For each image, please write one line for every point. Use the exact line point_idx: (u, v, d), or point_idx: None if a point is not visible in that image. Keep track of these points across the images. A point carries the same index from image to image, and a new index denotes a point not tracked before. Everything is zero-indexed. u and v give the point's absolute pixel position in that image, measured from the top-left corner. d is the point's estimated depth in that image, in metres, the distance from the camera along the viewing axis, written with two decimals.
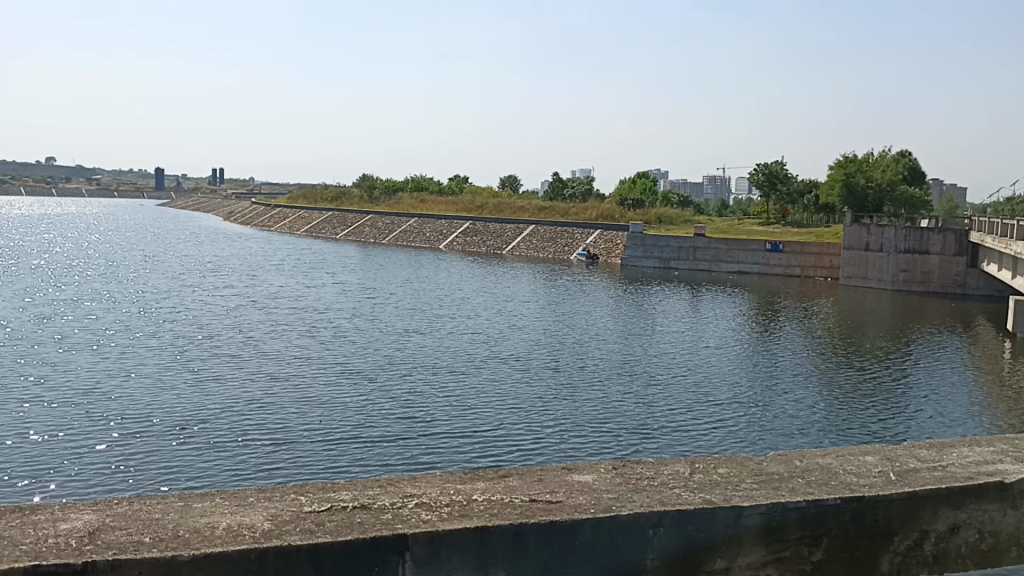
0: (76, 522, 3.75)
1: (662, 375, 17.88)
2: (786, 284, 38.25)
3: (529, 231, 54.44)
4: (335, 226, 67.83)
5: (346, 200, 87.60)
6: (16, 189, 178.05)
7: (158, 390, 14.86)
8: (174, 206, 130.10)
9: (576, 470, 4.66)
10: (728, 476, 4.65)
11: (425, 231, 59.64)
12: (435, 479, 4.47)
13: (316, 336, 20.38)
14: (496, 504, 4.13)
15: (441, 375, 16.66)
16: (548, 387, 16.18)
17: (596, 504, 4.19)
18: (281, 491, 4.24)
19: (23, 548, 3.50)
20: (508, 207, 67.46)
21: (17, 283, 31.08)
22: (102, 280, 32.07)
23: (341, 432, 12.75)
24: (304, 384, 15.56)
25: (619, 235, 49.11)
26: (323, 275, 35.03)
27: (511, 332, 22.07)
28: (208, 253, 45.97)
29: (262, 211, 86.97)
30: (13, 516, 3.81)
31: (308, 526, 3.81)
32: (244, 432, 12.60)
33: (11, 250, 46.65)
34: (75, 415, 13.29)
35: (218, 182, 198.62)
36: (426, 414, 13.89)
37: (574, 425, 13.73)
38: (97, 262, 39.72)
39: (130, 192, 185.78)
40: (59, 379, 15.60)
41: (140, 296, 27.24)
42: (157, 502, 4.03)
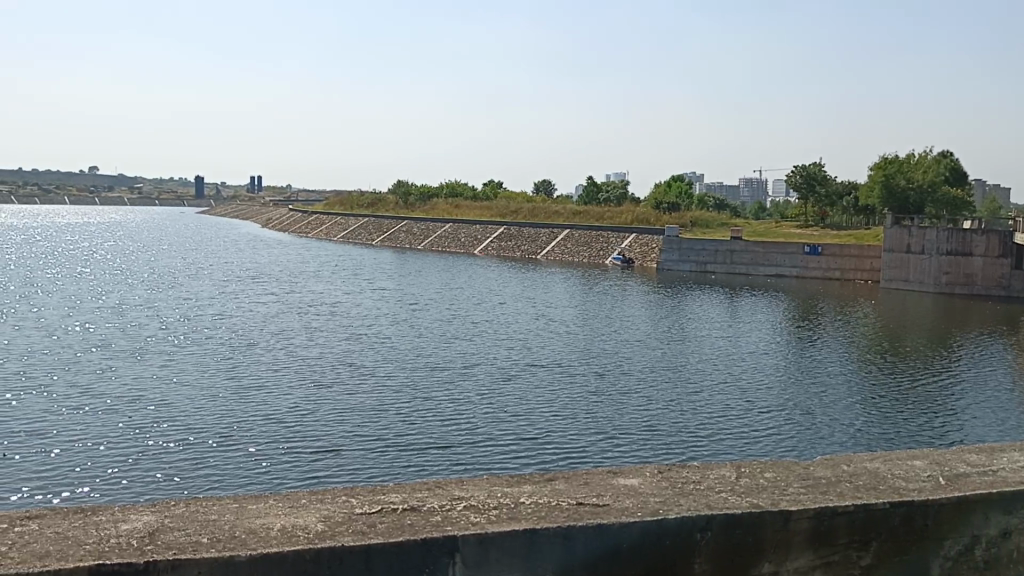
0: (136, 522, 3.86)
1: (704, 380, 17.76)
2: (825, 286, 37.82)
3: (564, 236, 54.33)
4: (371, 231, 68.44)
5: (382, 207, 88.26)
6: (61, 199, 181.94)
7: (200, 397, 15.12)
8: (213, 214, 132.03)
9: (622, 473, 4.69)
10: (775, 479, 4.64)
11: (461, 236, 59.90)
12: (482, 482, 4.52)
13: (357, 343, 20.57)
14: (543, 506, 4.18)
15: (481, 381, 16.72)
16: (592, 393, 16.14)
17: (642, 508, 4.22)
18: (332, 493, 4.33)
19: (86, 548, 3.61)
20: (543, 212, 67.35)
21: (61, 291, 31.64)
22: (143, 288, 32.53)
23: (383, 438, 12.87)
24: (345, 390, 15.71)
25: (655, 238, 48.89)
26: (360, 281, 35.30)
27: (551, 338, 22.08)
28: (247, 260, 46.48)
29: (299, 218, 87.98)
30: (75, 517, 3.93)
31: (360, 528, 3.88)
32: (287, 438, 12.78)
33: (54, 259, 47.51)
34: (122, 422, 13.57)
35: (257, 188, 201.41)
36: (465, 420, 13.96)
37: (614, 431, 13.69)
38: (138, 270, 40.32)
39: (170, 200, 188.64)
40: (104, 386, 15.95)
41: (181, 304, 27.71)
42: (213, 503, 4.13)
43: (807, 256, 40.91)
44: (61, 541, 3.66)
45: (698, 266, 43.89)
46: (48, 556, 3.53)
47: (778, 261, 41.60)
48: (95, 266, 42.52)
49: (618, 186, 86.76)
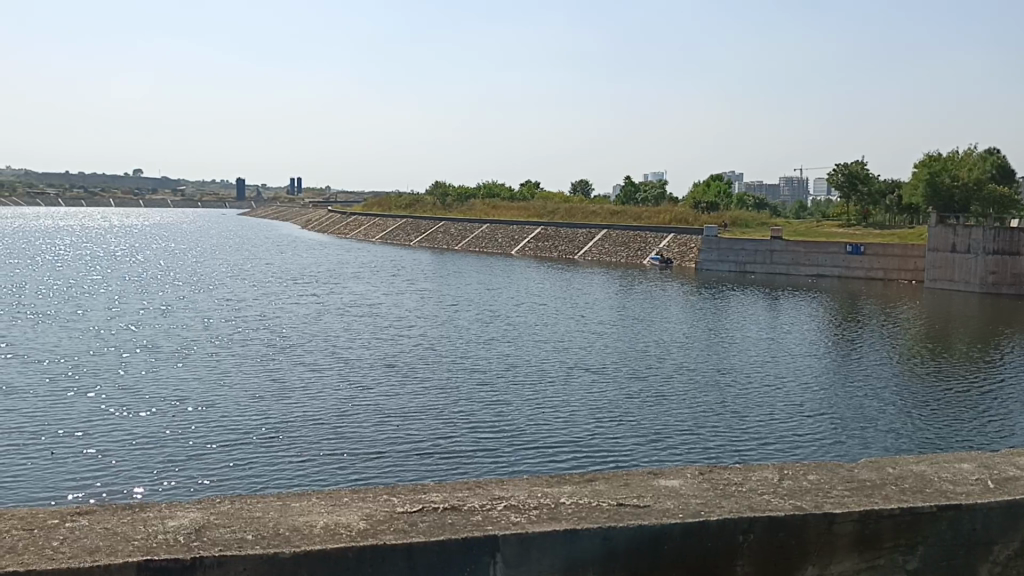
0: (182, 519, 3.93)
1: (746, 382, 17.57)
2: (867, 286, 37.28)
3: (602, 236, 54.18)
4: (409, 232, 68.84)
5: (420, 208, 88.70)
6: (106, 202, 185.79)
7: (242, 398, 15.31)
8: (254, 215, 133.87)
9: (663, 475, 4.66)
10: (819, 482, 4.59)
11: (498, 236, 59.98)
12: (521, 482, 4.53)
13: (397, 344, 20.69)
14: (584, 507, 4.17)
15: (521, 382, 16.72)
16: (633, 395, 16.04)
17: (684, 509, 4.19)
18: (374, 492, 4.37)
19: (135, 544, 3.68)
20: (580, 213, 67.20)
21: (107, 293, 32.27)
22: (186, 290, 33.08)
23: (422, 439, 12.92)
24: (384, 391, 15.82)
25: (694, 238, 48.53)
26: (399, 283, 35.56)
27: (590, 339, 22.01)
28: (287, 262, 47.02)
29: (338, 219, 88.78)
30: (123, 514, 4.00)
31: (402, 526, 3.91)
32: (327, 439, 12.89)
33: (99, 261, 48.50)
34: (165, 423, 13.79)
35: (297, 189, 204.01)
36: (504, 421, 13.96)
37: (653, 432, 13.62)
38: (181, 272, 41.02)
39: (211, 202, 191.32)
40: (149, 387, 16.23)
41: (224, 305, 28.10)
42: (258, 501, 4.19)
43: (849, 255, 40.32)
44: (111, 537, 3.73)
45: (738, 266, 43.49)
46: (99, 551, 3.60)
47: (819, 261, 41.06)
48: (140, 268, 43.34)
49: (656, 185, 86.26)
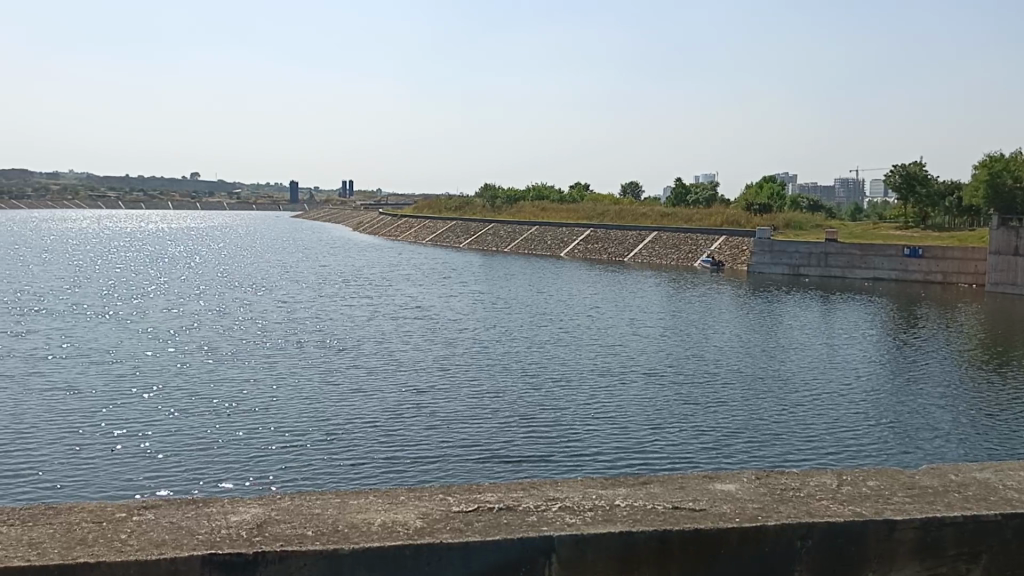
0: (245, 514, 4.02)
1: (803, 388, 17.21)
2: (926, 290, 36.44)
3: (652, 238, 53.89)
4: (459, 234, 69.30)
5: (470, 210, 89.21)
6: (164, 203, 190.32)
7: (298, 399, 15.55)
8: (306, 217, 136.27)
9: (719, 478, 4.63)
10: (879, 488, 4.51)
11: (548, 239, 60.04)
12: (576, 483, 4.53)
13: (449, 347, 20.75)
14: (638, 509, 4.17)
15: (572, 386, 16.64)
16: (687, 401, 15.81)
17: (740, 514, 4.16)
18: (430, 492, 4.41)
19: (199, 538, 3.77)
20: (631, 215, 66.90)
21: (164, 295, 33.07)
22: (240, 291, 33.71)
23: (474, 441, 13.00)
24: (437, 394, 15.94)
25: (746, 241, 47.99)
26: (451, 285, 35.80)
27: (643, 343, 21.82)
28: (339, 263, 47.67)
29: (389, 221, 89.74)
30: (187, 508, 4.10)
31: (457, 526, 3.94)
32: (379, 440, 13.02)
33: (158, 263, 49.72)
34: (224, 423, 14.08)
35: (349, 192, 206.37)
36: (556, 424, 13.96)
37: (705, 437, 13.52)
38: (236, 274, 41.83)
39: (266, 204, 194.87)
40: (205, 388, 16.58)
41: (279, 307, 28.59)
42: (317, 498, 4.26)
43: (907, 257, 39.47)
44: (177, 531, 3.83)
45: (791, 269, 42.88)
46: (165, 544, 3.70)
47: (876, 263, 40.27)
48: (197, 270, 44.27)
49: (707, 187, 85.42)
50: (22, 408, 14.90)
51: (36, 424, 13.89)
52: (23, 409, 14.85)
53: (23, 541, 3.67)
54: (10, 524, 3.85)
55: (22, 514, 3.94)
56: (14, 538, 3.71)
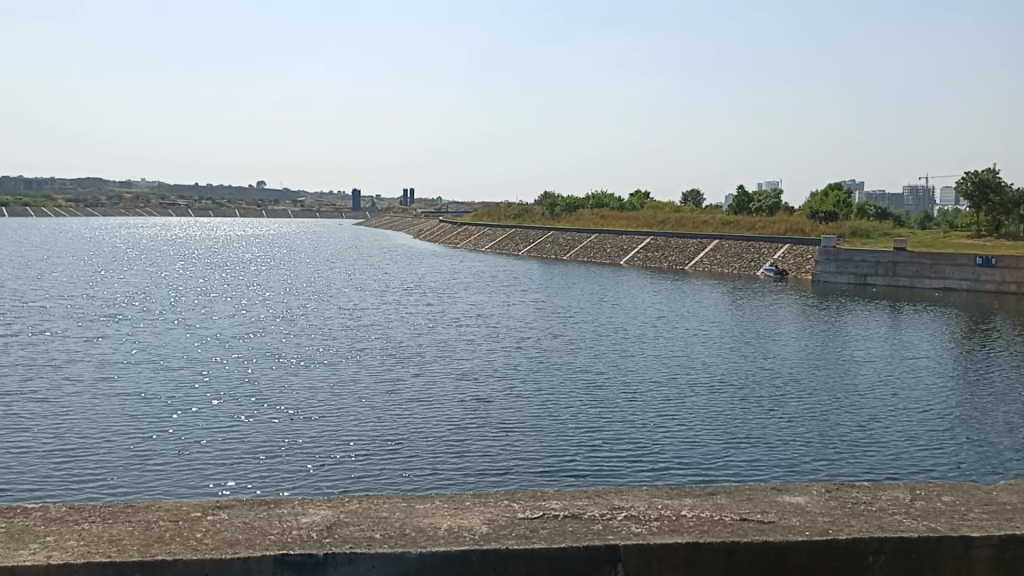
0: (315, 516, 4.09)
1: (876, 403, 16.65)
2: (1000, 301, 35.29)
3: (713, 247, 53.34)
4: (518, 242, 69.55)
5: (530, 217, 89.34)
6: (231, 211, 195.27)
7: (362, 406, 15.78)
8: (368, 226, 138.18)
9: (787, 491, 4.56)
10: (954, 504, 4.39)
11: (607, 247, 59.84)
12: (642, 493, 4.50)
13: (510, 356, 20.74)
14: (706, 520, 4.13)
15: (635, 398, 16.45)
16: (754, 414, 15.45)
17: (811, 527, 4.09)
18: (495, 498, 4.43)
19: (271, 538, 3.85)
20: (692, 222, 66.23)
21: (230, 301, 33.89)
22: (304, 298, 34.37)
23: (534, 450, 13.03)
24: (498, 402, 16.02)
25: (811, 249, 47.14)
26: (511, 293, 35.94)
27: (707, 355, 21.44)
28: (400, 271, 48.20)
29: (448, 229, 90.47)
30: (259, 509, 4.19)
31: (523, 532, 3.96)
32: (440, 449, 13.09)
33: (224, 270, 51.00)
34: (290, 428, 14.36)
35: (409, 201, 208.55)
36: (617, 435, 13.91)
37: (768, 449, 13.32)
38: (300, 281, 42.58)
39: (329, 212, 198.21)
40: (270, 394, 16.90)
41: (342, 314, 29.02)
42: (384, 501, 4.32)
43: (979, 267, 38.31)
44: (250, 531, 3.92)
45: (857, 278, 41.97)
46: (238, 544, 3.79)
47: (946, 273, 39.21)
48: (262, 278, 45.20)
49: (770, 195, 84.10)
50: (98, 412, 15.41)
51: (108, 428, 14.33)
52: (96, 413, 15.33)
53: (104, 538, 3.80)
54: (91, 520, 3.98)
55: (103, 512, 4.08)
56: (96, 533, 3.84)
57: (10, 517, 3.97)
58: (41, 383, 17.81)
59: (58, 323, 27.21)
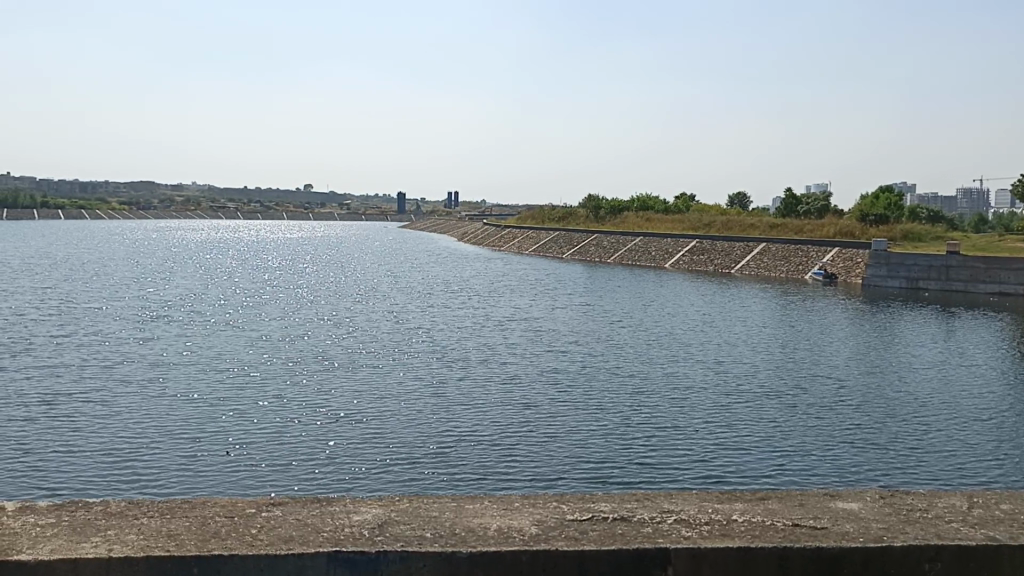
0: (367, 514, 4.13)
1: (932, 412, 16.23)
2: None
3: (759, 250, 52.77)
4: (562, 245, 69.43)
5: (574, 220, 89.23)
6: (279, 214, 198.04)
7: (409, 408, 15.93)
8: (415, 228, 139.20)
9: (840, 497, 4.49)
10: (1013, 512, 4.30)
11: (652, 250, 59.51)
12: (692, 496, 4.48)
13: (556, 361, 20.70)
14: (757, 525, 4.09)
15: (683, 404, 16.30)
16: (806, 422, 15.20)
17: (865, 533, 4.03)
18: (544, 499, 4.43)
19: (323, 535, 3.90)
20: (738, 225, 65.60)
21: (278, 304, 34.38)
22: (351, 301, 34.75)
23: (581, 454, 13.05)
24: (544, 406, 16.06)
25: (861, 253, 46.38)
26: (555, 296, 35.94)
27: (758, 361, 21.12)
28: (445, 274, 48.44)
29: (492, 232, 90.69)
30: (312, 506, 4.25)
31: (573, 534, 3.96)
32: (484, 453, 13.11)
33: (273, 272, 51.73)
34: (338, 429, 14.55)
35: (453, 203, 209.36)
36: (663, 440, 13.86)
37: (817, 456, 13.17)
38: (346, 284, 43.09)
39: (375, 215, 200.00)
40: (316, 396, 17.08)
41: (388, 317, 29.27)
42: (434, 501, 4.35)
43: None
44: (303, 527, 3.98)
45: (908, 282, 41.18)
46: (292, 540, 3.85)
47: (1001, 278, 38.37)
48: (309, 280, 45.76)
49: (818, 197, 82.83)
50: (153, 412, 15.77)
51: (161, 428, 14.65)
52: (147, 414, 15.65)
53: (161, 532, 3.89)
54: (149, 515, 4.08)
55: (161, 507, 4.17)
56: (154, 528, 3.93)
57: (71, 512, 4.08)
58: (95, 384, 18.23)
59: (112, 324, 27.85)
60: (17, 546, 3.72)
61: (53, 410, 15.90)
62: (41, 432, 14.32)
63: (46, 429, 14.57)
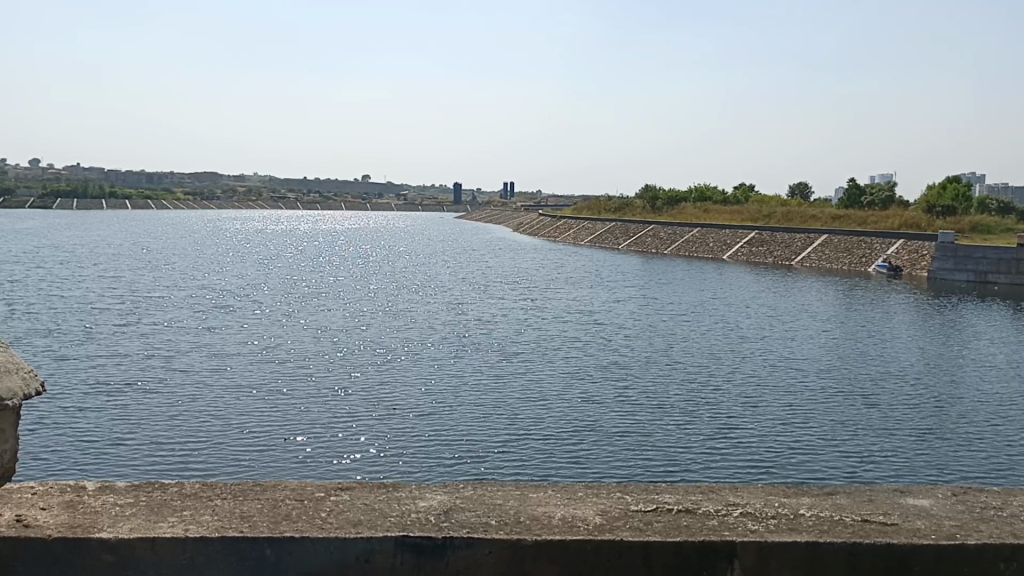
0: (432, 501, 4.19)
1: (1004, 411, 15.66)
2: None
3: (821, 242, 51.79)
4: (618, 236, 68.99)
5: (630, 211, 88.54)
6: (338, 206, 200.44)
7: (468, 400, 16.04)
8: (472, 218, 139.51)
9: (911, 493, 4.40)
10: None
11: (710, 241, 58.78)
12: (757, 490, 4.43)
13: (615, 354, 20.56)
14: (825, 520, 4.03)
15: (745, 400, 16.07)
16: (872, 420, 14.83)
17: (937, 531, 3.95)
18: (607, 489, 4.43)
19: (391, 520, 3.97)
20: (798, 216, 64.39)
21: (336, 295, 34.85)
22: (408, 292, 35.08)
23: (639, 449, 13.01)
24: (603, 399, 16.04)
25: (927, 245, 45.17)
26: (611, 289, 35.81)
27: (824, 356, 20.58)
28: (501, 266, 48.54)
29: (549, 223, 90.48)
30: (379, 491, 4.32)
31: (637, 524, 3.96)
32: (542, 447, 13.11)
33: (331, 263, 52.47)
34: (399, 420, 14.73)
35: (508, 193, 209.74)
36: (723, 435, 13.74)
37: (883, 454, 12.93)
38: (403, 275, 43.50)
39: (432, 206, 200.95)
40: (376, 387, 17.29)
41: (446, 308, 29.43)
42: (498, 489, 4.38)
43: None
44: (371, 512, 4.05)
45: (976, 275, 40.02)
46: (361, 524, 3.92)
47: None
48: (365, 271, 46.27)
49: (884, 188, 80.93)
50: (220, 401, 16.17)
51: (228, 417, 15.00)
52: (208, 403, 15.99)
53: (235, 514, 3.99)
54: (223, 497, 4.19)
55: (234, 490, 4.27)
56: (228, 510, 4.04)
57: (149, 492, 4.21)
58: (162, 373, 18.71)
59: (177, 314, 28.54)
60: (99, 524, 3.86)
61: (119, 399, 16.36)
62: (111, 421, 14.76)
63: (114, 417, 15.01)
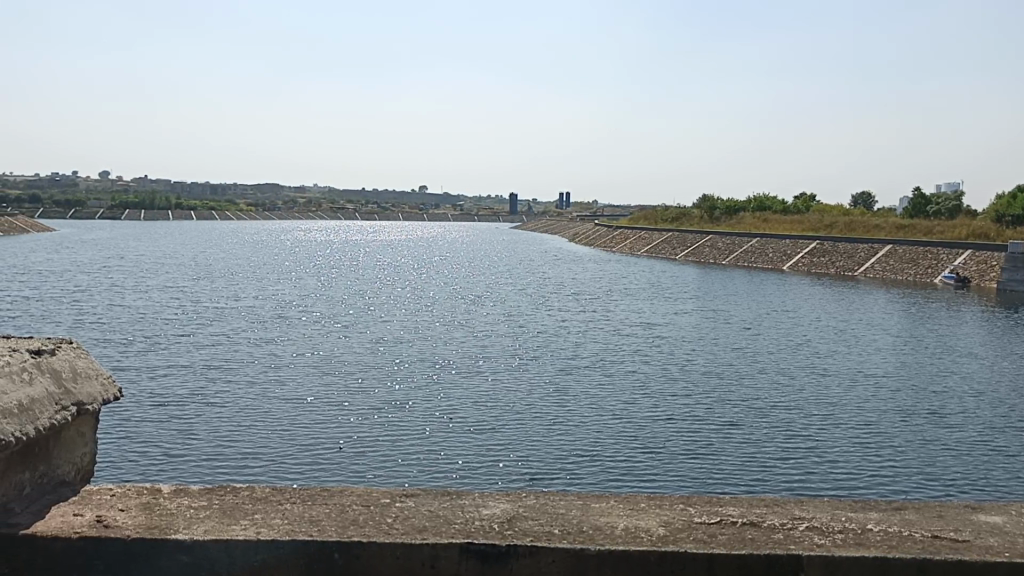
0: (496, 509, 4.23)
1: None
2: None
3: (885, 252, 50.77)
4: (676, 246, 68.51)
5: (689, 221, 87.88)
6: (396, 216, 203.18)
7: (525, 411, 16.13)
8: (530, 228, 139.86)
9: (982, 509, 4.30)
10: None
11: (770, 252, 58.00)
12: (824, 504, 4.37)
13: (673, 367, 20.43)
14: (894, 536, 3.97)
15: (808, 413, 15.83)
16: (940, 434, 14.49)
17: (1010, 548, 3.87)
18: (670, 500, 4.42)
19: (456, 527, 4.02)
20: (861, 225, 63.16)
21: (395, 305, 35.35)
22: (464, 303, 35.37)
23: (699, 462, 12.94)
24: (662, 411, 15.97)
25: (996, 256, 43.93)
26: (670, 300, 35.61)
27: (891, 371, 20.04)
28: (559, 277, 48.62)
29: (605, 233, 90.17)
30: (443, 498, 4.39)
31: (701, 536, 3.95)
32: (601, 458, 13.13)
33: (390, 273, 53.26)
34: (459, 430, 14.88)
35: (563, 204, 209.47)
36: (786, 449, 13.58)
37: (952, 469, 12.63)
38: (461, 285, 43.99)
39: (488, 216, 202.18)
40: (436, 398, 17.45)
41: (503, 319, 29.62)
42: (560, 498, 4.42)
43: None
44: (435, 518, 4.11)
45: None
46: (426, 530, 3.99)
47: None
48: (423, 282, 46.82)
49: (951, 196, 78.88)
50: (283, 410, 16.53)
51: (292, 426, 15.32)
52: (268, 414, 16.24)
53: (304, 517, 4.09)
54: (292, 501, 4.29)
55: (302, 494, 4.38)
56: (296, 514, 4.14)
57: (221, 495, 4.34)
58: (229, 382, 19.19)
59: (240, 324, 29.23)
60: (175, 526, 3.99)
61: (183, 408, 16.76)
62: (181, 429, 15.20)
63: (178, 427, 15.36)
